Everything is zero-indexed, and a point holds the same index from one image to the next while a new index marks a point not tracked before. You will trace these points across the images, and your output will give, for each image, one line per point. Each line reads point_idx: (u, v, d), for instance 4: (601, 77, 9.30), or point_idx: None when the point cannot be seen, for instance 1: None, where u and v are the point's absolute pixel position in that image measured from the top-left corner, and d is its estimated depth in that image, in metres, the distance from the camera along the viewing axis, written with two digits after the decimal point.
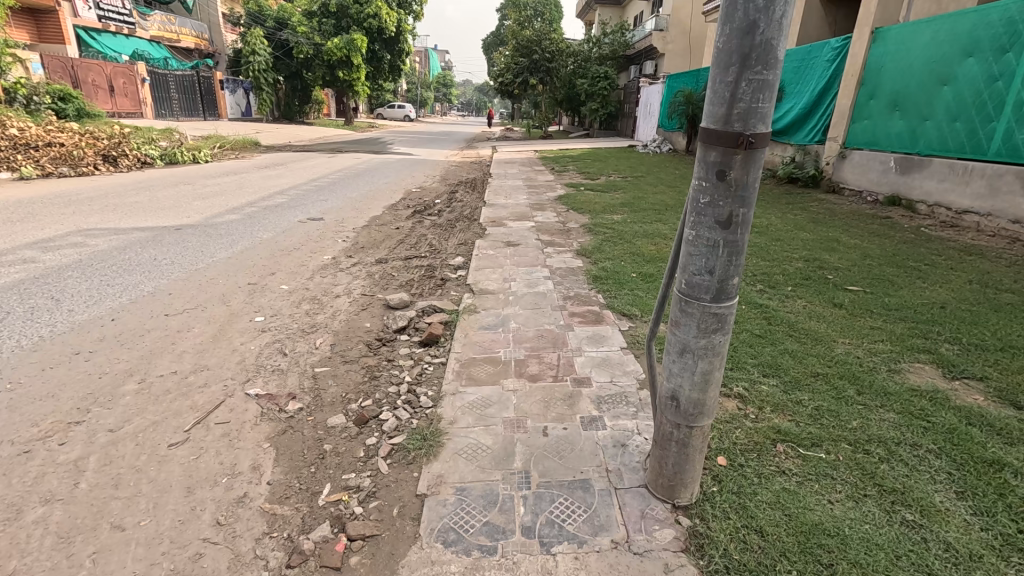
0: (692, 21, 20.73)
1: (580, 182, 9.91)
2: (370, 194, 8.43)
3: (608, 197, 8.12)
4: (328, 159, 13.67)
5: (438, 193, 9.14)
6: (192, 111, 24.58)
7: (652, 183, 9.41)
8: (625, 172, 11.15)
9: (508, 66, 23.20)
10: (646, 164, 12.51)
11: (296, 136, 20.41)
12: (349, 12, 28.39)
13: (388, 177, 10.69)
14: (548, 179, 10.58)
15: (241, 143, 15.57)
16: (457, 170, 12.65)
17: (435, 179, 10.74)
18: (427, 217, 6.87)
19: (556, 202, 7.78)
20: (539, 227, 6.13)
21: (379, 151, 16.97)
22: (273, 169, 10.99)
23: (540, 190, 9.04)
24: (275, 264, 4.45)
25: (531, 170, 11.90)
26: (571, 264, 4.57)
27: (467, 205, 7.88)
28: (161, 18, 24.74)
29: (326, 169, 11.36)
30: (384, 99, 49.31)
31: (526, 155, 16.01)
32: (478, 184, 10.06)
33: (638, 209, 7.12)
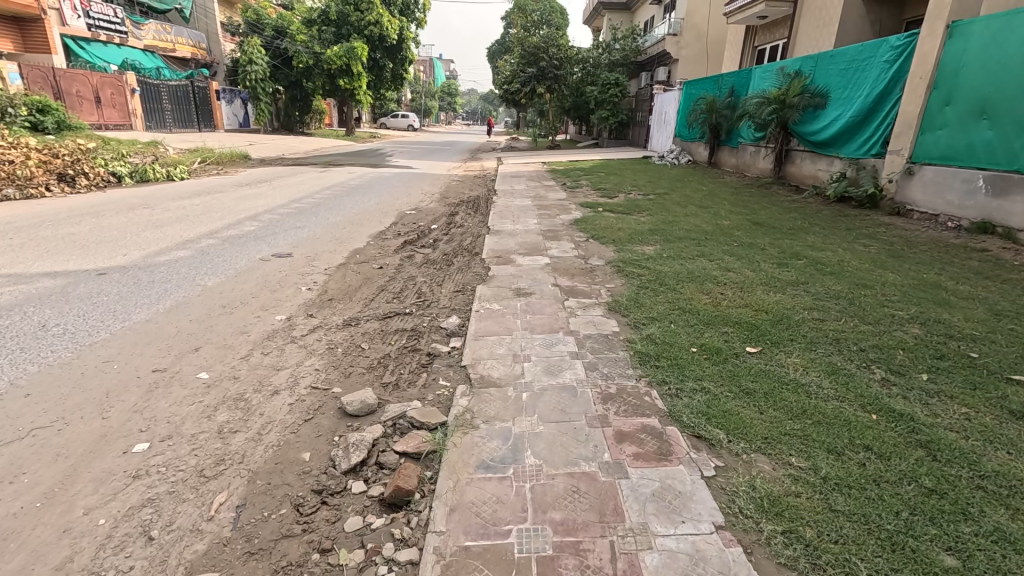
0: (707, 25, 19.68)
1: (596, 202, 8.78)
2: (357, 218, 7.34)
3: (632, 221, 6.99)
4: (319, 174, 12.61)
5: (435, 215, 8.02)
6: (186, 122, 23.73)
7: (680, 203, 8.27)
8: (645, 189, 10.01)
9: (514, 74, 22.25)
10: (667, 178, 11.38)
11: (290, 148, 19.41)
12: (350, 19, 27.58)
13: (381, 195, 9.61)
14: (560, 197, 9.45)
15: (229, 157, 14.55)
16: (459, 186, 11.56)
17: (433, 198, 9.66)
18: (420, 249, 5.77)
19: (573, 229, 6.66)
20: (556, 264, 5.01)
21: (376, 164, 15.90)
22: (254, 186, 9.90)
23: (552, 211, 7.93)
24: (208, 331, 3.33)
25: (540, 187, 10.79)
26: (604, 328, 3.42)
27: (468, 231, 6.76)
28: (156, 27, 23.98)
29: (313, 187, 10.28)
30: (387, 109, 48.63)
31: (534, 168, 14.92)
32: (481, 203, 8.94)
33: (672, 238, 5.98)
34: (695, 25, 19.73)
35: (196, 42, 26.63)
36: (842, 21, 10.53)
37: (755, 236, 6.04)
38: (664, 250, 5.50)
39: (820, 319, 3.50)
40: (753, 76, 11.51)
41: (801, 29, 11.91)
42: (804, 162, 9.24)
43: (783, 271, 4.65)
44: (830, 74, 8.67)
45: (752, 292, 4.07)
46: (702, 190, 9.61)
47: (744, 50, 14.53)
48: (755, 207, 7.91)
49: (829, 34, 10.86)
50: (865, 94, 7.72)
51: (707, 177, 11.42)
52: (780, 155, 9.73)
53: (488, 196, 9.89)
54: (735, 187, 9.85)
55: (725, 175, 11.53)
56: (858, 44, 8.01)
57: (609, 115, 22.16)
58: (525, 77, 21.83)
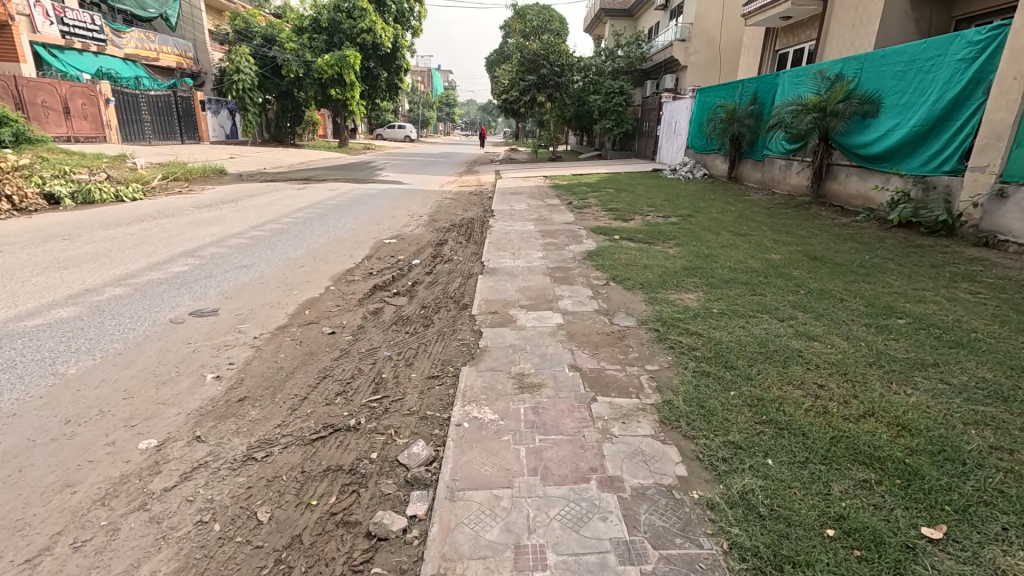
0: (717, 30, 18.60)
1: (609, 226, 7.53)
2: (324, 249, 6.08)
3: (658, 254, 5.72)
4: (297, 191, 11.37)
5: (418, 243, 6.75)
6: (168, 134, 22.62)
7: (709, 228, 7.02)
8: (664, 209, 8.74)
9: (512, 83, 21.17)
10: (684, 196, 10.17)
11: (275, 162, 18.25)
12: (342, 26, 26.52)
13: (360, 218, 8.36)
14: (566, 219, 8.17)
15: (201, 172, 13.33)
16: (451, 205, 10.32)
17: (421, 220, 8.41)
18: (395, 299, 4.48)
19: (587, 265, 5.38)
20: (572, 327, 3.71)
21: (364, 179, 14.68)
22: (215, 207, 8.66)
23: (559, 239, 6.66)
24: (9, 485, 2.01)
25: (543, 206, 9.55)
26: (664, 472, 2.10)
27: (458, 268, 5.48)
28: (138, 35, 22.94)
29: (285, 207, 9.04)
30: (385, 120, 47.64)
31: (535, 182, 13.69)
32: (476, 228, 7.68)
33: (716, 281, 4.69)
34: (704, 30, 18.63)
35: (182, 51, 25.57)
36: (883, 20, 9.33)
37: (820, 277, 4.77)
38: (710, 300, 4.21)
39: (1005, 447, 2.21)
40: (779, 82, 10.33)
41: (831, 30, 10.75)
42: (851, 179, 7.98)
43: (890, 341, 3.35)
44: (883, 76, 7.48)
45: (867, 384, 2.77)
46: (729, 211, 8.35)
47: (764, 55, 13.38)
48: (801, 233, 6.63)
49: (867, 34, 9.67)
50: (933, 100, 6.53)
51: (730, 194, 10.18)
52: (820, 171, 8.49)
53: (483, 217, 8.65)
54: (767, 207, 8.58)
55: (750, 192, 10.27)
56: (921, 41, 6.87)
57: (614, 125, 20.99)
58: (524, 85, 20.72)
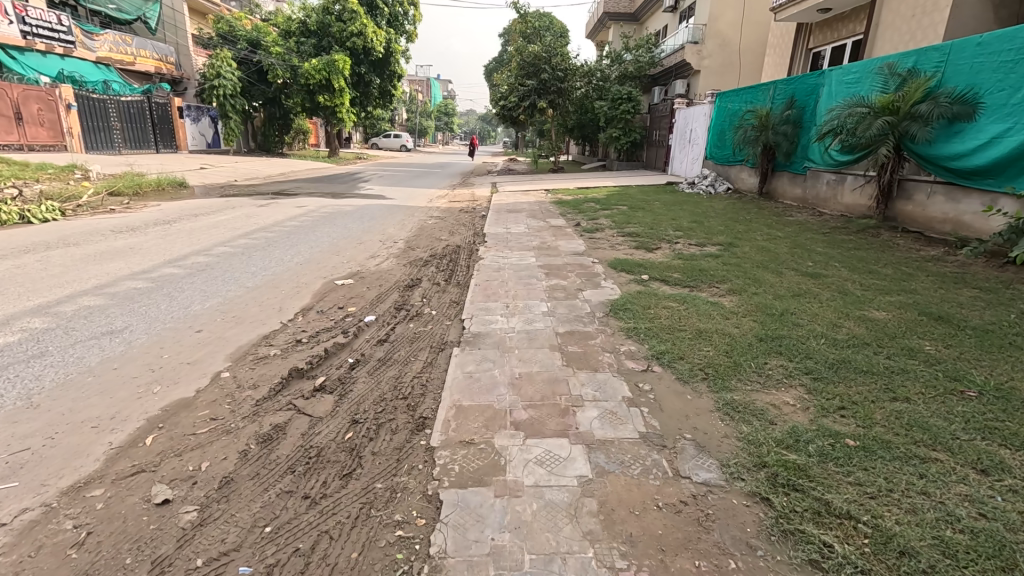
0: (733, 32, 17.16)
1: (631, 259, 5.90)
2: (248, 297, 4.46)
3: (708, 309, 4.09)
4: (258, 209, 9.78)
5: (381, 284, 5.11)
6: (141, 142, 21.21)
7: (762, 264, 5.40)
8: (694, 234, 7.14)
9: (511, 89, 19.71)
10: (713, 216, 8.57)
11: (251, 173, 16.72)
12: (332, 30, 25.13)
13: (319, 244, 6.76)
14: (575, 247, 6.56)
15: (156, 184, 11.77)
16: (436, 226, 8.70)
17: (395, 247, 6.80)
18: (316, 400, 2.83)
19: (613, 330, 3.73)
20: (607, 487, 2.04)
21: (343, 192, 13.10)
22: (143, 230, 7.07)
23: (568, 280, 5.03)
24: None
25: (545, 229, 7.94)
26: None
27: (427, 333, 3.83)
28: (113, 38, 21.44)
29: (232, 230, 7.44)
30: (381, 130, 46.26)
31: (535, 197, 12.13)
32: (461, 261, 6.05)
33: (818, 367, 3.05)
34: (719, 32, 17.17)
35: (163, 56, 24.14)
36: (956, 5, 7.76)
37: (970, 357, 3.14)
38: (826, 416, 2.56)
39: None
40: (825, 82, 8.75)
41: (883, 22, 9.20)
42: (934, 199, 6.35)
43: None
44: (981, 70, 5.88)
45: None
46: (776, 238, 6.74)
47: (796, 53, 11.83)
48: (890, 274, 5.00)
49: (934, 24, 8.10)
50: None
51: (768, 215, 8.56)
52: (889, 190, 6.87)
53: (472, 245, 7.03)
54: (822, 233, 6.96)
55: (792, 213, 8.66)
56: None
57: (621, 134, 19.43)
58: (524, 91, 19.23)
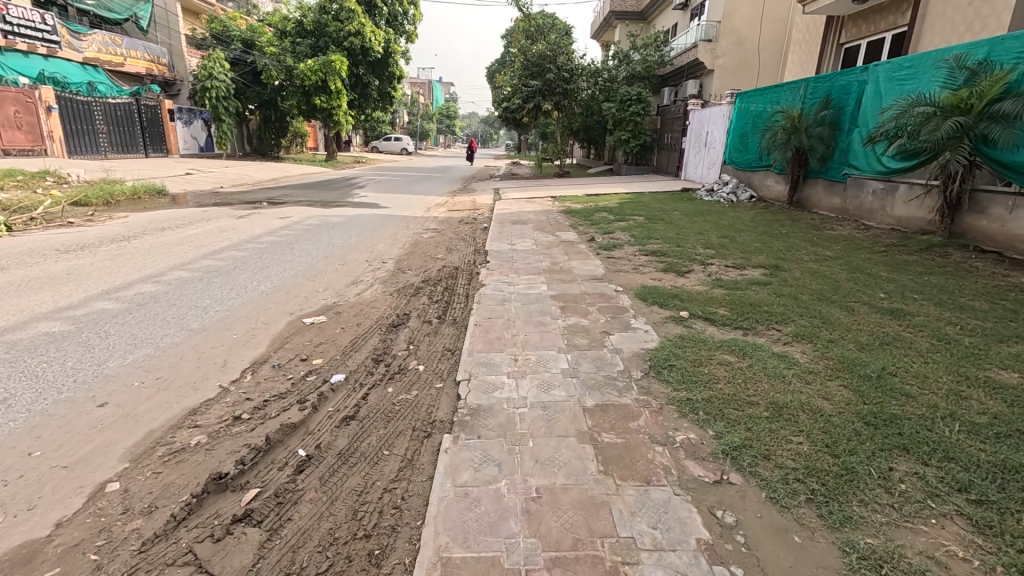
0: (749, 29, 16.27)
1: (660, 286, 4.96)
2: (187, 345, 3.53)
3: (778, 368, 3.13)
4: (237, 220, 8.86)
5: (359, 322, 4.19)
6: (129, 146, 20.36)
7: (822, 295, 4.47)
8: (728, 252, 6.21)
9: (514, 90, 18.83)
10: (742, 229, 7.65)
11: (240, 179, 15.83)
12: (328, 30, 24.31)
13: (295, 265, 5.85)
14: (591, 270, 5.63)
15: (131, 193, 10.89)
16: (432, 240, 7.78)
17: (383, 269, 5.89)
18: (231, 543, 1.88)
19: (659, 402, 2.79)
20: None
21: (334, 200, 12.16)
22: (94, 249, 6.17)
23: (589, 318, 4.10)
24: None
25: (555, 246, 7.00)
26: None
27: (410, 404, 2.90)
28: (102, 38, 20.64)
29: (199, 247, 6.54)
30: (381, 133, 45.37)
31: (541, 205, 11.21)
32: (459, 288, 5.14)
33: (975, 479, 2.09)
34: (734, 29, 16.27)
35: (155, 57, 23.29)
36: None
37: None
38: None
39: None
40: (870, 80, 7.82)
41: (932, 11, 8.27)
42: (1017, 213, 5.40)
43: None
44: None
45: None
46: (826, 258, 5.80)
47: (825, 49, 10.91)
48: (987, 309, 4.06)
49: (996, 12, 7.17)
50: None
51: (804, 228, 7.61)
52: (956, 202, 5.93)
53: (472, 265, 6.10)
54: (877, 252, 6.01)
55: (833, 225, 7.71)
56: None
57: (630, 137, 18.44)
58: (528, 92, 18.31)
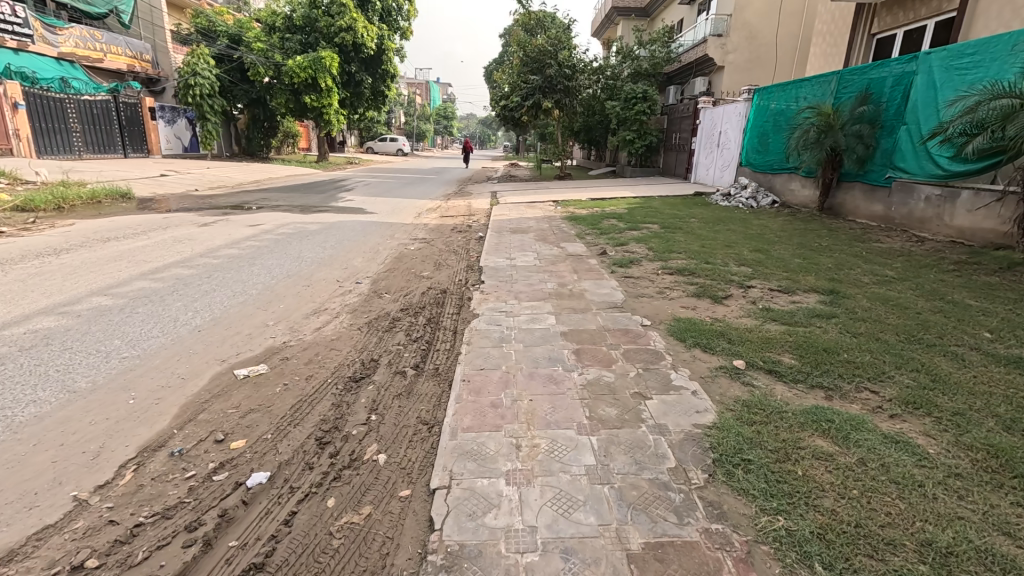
0: (762, 23, 15.32)
1: (697, 319, 3.98)
2: (55, 418, 2.52)
3: (905, 467, 2.12)
4: (200, 228, 7.86)
5: (310, 375, 3.18)
6: (106, 146, 19.35)
7: (910, 334, 3.48)
8: (767, 271, 5.23)
9: (513, 87, 17.87)
10: (775, 240, 6.68)
11: (220, 181, 14.83)
12: (319, 25, 23.31)
13: (250, 287, 4.86)
14: (608, 294, 4.65)
15: (89, 196, 9.87)
16: (420, 253, 6.77)
17: (357, 293, 4.89)
18: None
19: (744, 539, 1.78)
20: None
21: (316, 204, 11.14)
22: (11, 266, 5.17)
23: (614, 370, 3.10)
24: None
25: (561, 261, 6.02)
26: None
27: (355, 536, 1.89)
28: (80, 32, 19.62)
29: (141, 263, 5.54)
30: (377, 133, 44.31)
31: (542, 211, 10.24)
32: (445, 320, 4.14)
33: None
34: (746, 23, 15.35)
35: (137, 52, 22.20)
36: None
37: None
38: None
39: None
40: (922, 72, 6.90)
41: None
42: None
43: None
44: None
45: None
46: (889, 280, 4.82)
47: (853, 41, 9.98)
48: None
49: None
50: None
51: (846, 240, 6.64)
52: None
53: (463, 286, 5.10)
54: (948, 271, 5.03)
55: (879, 236, 6.74)
56: None
57: (635, 137, 17.44)
58: (527, 89, 17.35)
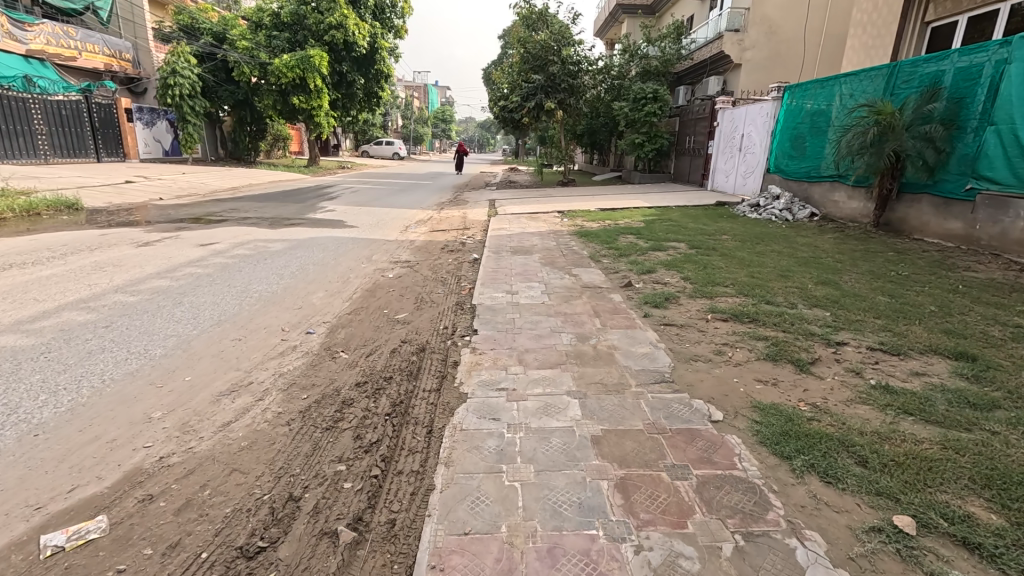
0: (783, 17, 14.14)
1: (789, 408, 2.69)
2: None
3: None
4: (136, 248, 6.52)
5: (173, 542, 1.86)
6: (78, 150, 18.42)
7: None
8: (853, 317, 3.95)
9: (514, 87, 16.60)
10: (838, 268, 5.41)
11: (192, 188, 13.52)
12: (308, 22, 22.08)
13: (156, 344, 3.56)
14: (649, 356, 3.37)
15: (23, 208, 8.53)
16: (400, 282, 5.49)
17: (302, 352, 3.58)
18: None
19: None
20: None
21: (290, 215, 9.84)
22: None
23: (692, 539, 1.81)
24: None
25: (576, 297, 4.73)
26: None
27: None
28: (50, 29, 18.04)
29: (29, 304, 4.24)
30: (371, 137, 42.98)
31: (548, 224, 8.96)
32: (416, 407, 2.84)
33: None
34: (765, 17, 14.14)
35: (116, 51, 20.65)
36: None
37: None
38: None
39: None
40: (1013, 58, 5.71)
41: None
42: None
43: None
44: None
45: None
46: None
47: (904, 32, 8.95)
48: None
49: None
50: None
51: (926, 267, 5.37)
52: None
53: (449, 339, 3.82)
54: None
55: (966, 262, 5.47)
56: None
57: (644, 140, 16.19)
58: (528, 88, 16.08)
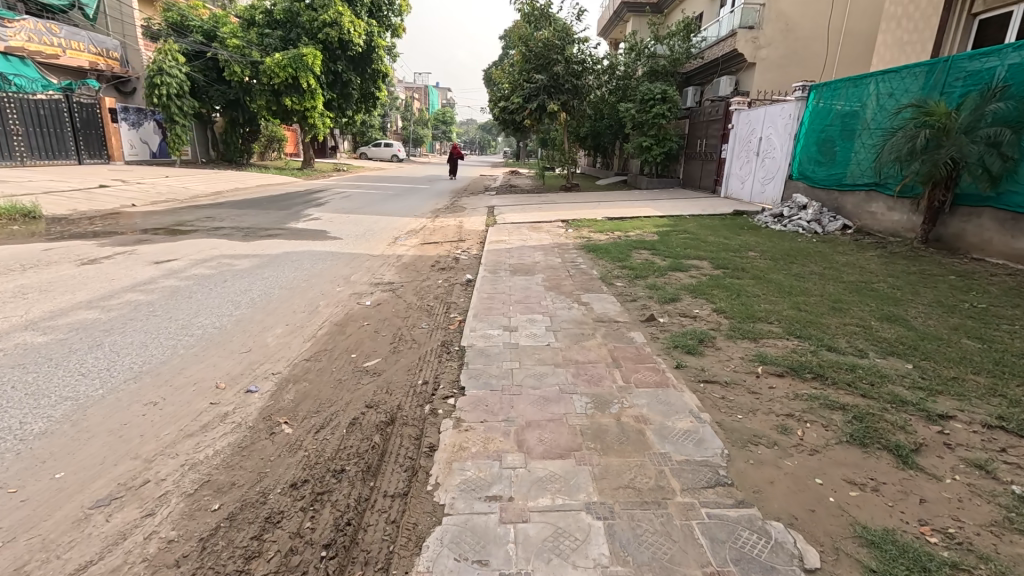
0: (801, 13, 13.30)
1: (917, 546, 1.83)
2: None
3: None
4: (78, 267, 5.65)
5: None
6: (57, 151, 17.78)
7: None
8: (949, 374, 3.08)
9: (515, 87, 15.74)
10: (898, 298, 4.55)
11: (171, 193, 12.67)
12: (301, 20, 21.25)
13: (37, 415, 2.68)
14: (694, 437, 2.52)
15: None
16: (377, 312, 4.63)
17: (232, 426, 2.71)
18: None
19: None
20: None
21: (269, 225, 8.99)
22: None
23: None
24: None
25: (589, 337, 3.89)
26: None
27: None
28: (33, 26, 17.16)
29: None
30: (370, 139, 42.17)
31: (551, 237, 8.11)
32: (369, 535, 1.97)
33: None
34: (783, 13, 13.29)
35: (103, 50, 19.77)
36: None
37: None
38: None
39: None
40: None
41: None
42: None
43: None
44: None
45: None
46: None
47: (948, 24, 8.09)
48: None
49: None
50: None
51: (1003, 297, 4.51)
52: None
53: (427, 403, 2.96)
54: None
55: None
56: None
57: (652, 143, 15.35)
58: (530, 89, 15.21)
